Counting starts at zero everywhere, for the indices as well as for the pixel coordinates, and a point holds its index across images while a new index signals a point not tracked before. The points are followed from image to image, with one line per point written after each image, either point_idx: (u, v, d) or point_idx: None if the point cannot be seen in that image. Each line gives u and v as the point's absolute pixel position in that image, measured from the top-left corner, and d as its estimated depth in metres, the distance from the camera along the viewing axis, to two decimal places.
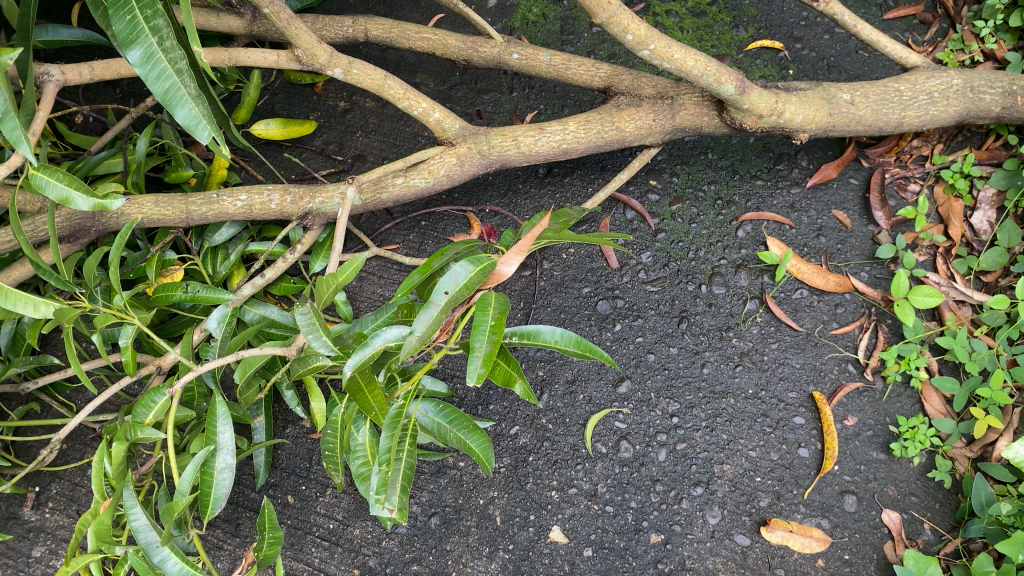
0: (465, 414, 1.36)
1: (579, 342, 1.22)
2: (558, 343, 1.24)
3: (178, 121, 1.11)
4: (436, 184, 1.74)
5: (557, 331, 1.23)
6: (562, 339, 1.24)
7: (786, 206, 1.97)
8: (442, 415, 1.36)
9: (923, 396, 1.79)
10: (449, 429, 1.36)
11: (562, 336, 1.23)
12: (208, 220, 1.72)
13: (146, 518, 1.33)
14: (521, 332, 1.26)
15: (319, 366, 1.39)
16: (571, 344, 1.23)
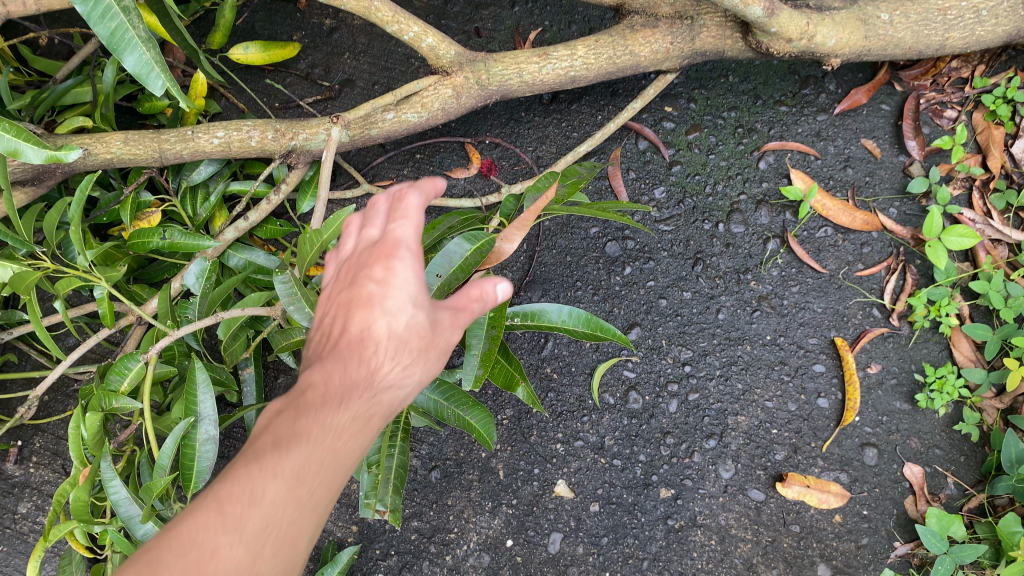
0: (462, 390, 1.28)
1: (589, 322, 1.24)
2: (565, 323, 1.26)
3: (126, 69, 0.98)
4: (431, 118, 1.61)
5: (566, 311, 1.25)
6: (569, 319, 1.26)
7: (812, 134, 1.81)
8: (438, 393, 1.27)
9: (952, 342, 1.68)
10: (447, 407, 1.28)
11: (569, 316, 1.25)
12: (184, 158, 1.57)
13: (127, 492, 1.25)
14: (523, 313, 1.27)
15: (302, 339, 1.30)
16: (580, 323, 1.25)
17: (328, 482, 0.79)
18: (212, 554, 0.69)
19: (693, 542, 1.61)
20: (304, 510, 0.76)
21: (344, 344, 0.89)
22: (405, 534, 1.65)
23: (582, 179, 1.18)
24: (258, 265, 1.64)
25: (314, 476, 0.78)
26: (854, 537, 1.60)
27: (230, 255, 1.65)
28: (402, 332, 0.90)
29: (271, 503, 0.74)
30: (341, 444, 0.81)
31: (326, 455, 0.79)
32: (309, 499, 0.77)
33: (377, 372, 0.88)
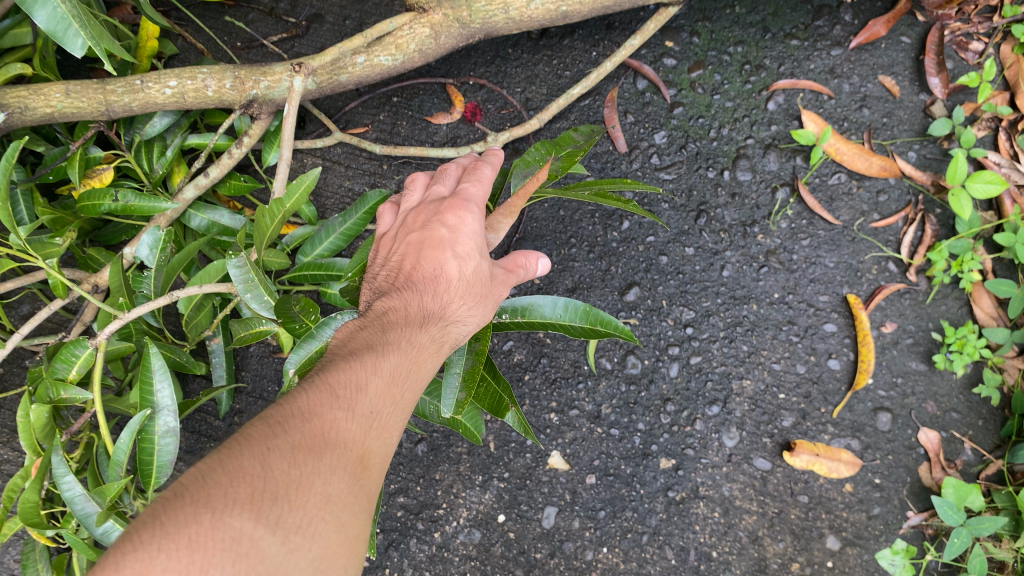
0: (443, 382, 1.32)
1: (587, 315, 1.17)
2: (561, 319, 1.19)
3: (41, 26, 1.01)
4: (407, 60, 1.46)
5: (562, 305, 1.18)
6: (567, 314, 1.18)
7: (826, 71, 1.65)
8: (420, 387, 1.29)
9: (972, 298, 1.57)
10: (427, 403, 1.33)
11: (565, 311, 1.18)
12: (134, 111, 1.42)
13: (82, 488, 1.15)
14: (513, 309, 1.21)
15: (260, 331, 1.31)
16: (579, 317, 1.18)
17: (420, 381, 0.98)
18: (330, 428, 0.84)
19: (695, 515, 1.52)
20: (398, 410, 0.93)
21: (417, 279, 1.07)
22: (391, 510, 1.56)
23: (579, 150, 1.05)
24: (222, 226, 1.51)
25: (409, 379, 0.96)
26: (865, 507, 1.51)
27: (191, 215, 1.51)
28: (472, 277, 1.08)
29: (376, 395, 0.91)
30: (426, 354, 1.00)
31: (411, 368, 0.97)
32: (403, 398, 0.94)
33: (451, 307, 1.06)
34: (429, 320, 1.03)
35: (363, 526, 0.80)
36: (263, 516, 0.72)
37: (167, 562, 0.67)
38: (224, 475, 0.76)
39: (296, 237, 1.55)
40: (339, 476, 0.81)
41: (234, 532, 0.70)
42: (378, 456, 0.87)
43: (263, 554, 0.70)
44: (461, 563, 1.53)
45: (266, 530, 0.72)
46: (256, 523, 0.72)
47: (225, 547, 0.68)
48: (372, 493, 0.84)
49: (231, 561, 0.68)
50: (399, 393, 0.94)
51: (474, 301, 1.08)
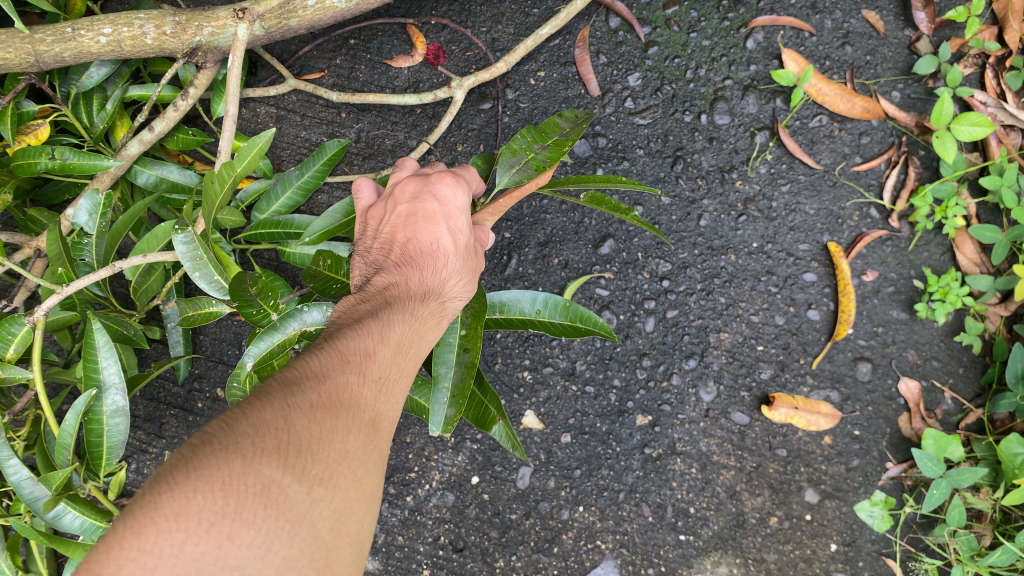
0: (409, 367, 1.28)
1: (567, 311, 1.18)
2: (541, 315, 1.20)
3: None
4: (361, 2, 1.36)
5: (542, 300, 1.19)
6: (545, 309, 1.19)
7: (807, 6, 1.57)
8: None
9: (955, 244, 1.52)
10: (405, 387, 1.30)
11: (545, 307, 1.19)
12: (66, 61, 1.31)
13: (28, 471, 1.08)
14: (490, 305, 1.21)
15: (210, 311, 1.24)
16: (558, 313, 1.19)
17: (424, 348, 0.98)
18: (345, 389, 0.84)
19: (672, 471, 1.49)
20: (402, 377, 0.93)
21: (414, 252, 1.06)
22: None
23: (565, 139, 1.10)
24: (171, 185, 1.42)
25: (414, 347, 0.96)
26: (844, 459, 1.49)
27: (138, 171, 1.42)
28: (465, 248, 1.07)
29: (384, 362, 0.90)
30: (429, 321, 0.99)
31: (414, 337, 0.96)
32: (408, 365, 0.94)
33: (446, 281, 1.05)
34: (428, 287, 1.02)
35: (378, 484, 0.80)
36: (291, 465, 0.72)
37: (203, 503, 0.66)
38: (249, 425, 0.75)
39: (251, 193, 1.46)
40: (355, 439, 0.81)
41: (263, 479, 0.70)
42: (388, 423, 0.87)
43: (291, 502, 0.70)
44: (435, 526, 1.50)
45: (294, 479, 0.72)
46: (284, 472, 0.72)
47: (259, 492, 0.68)
48: (383, 456, 0.85)
49: (263, 507, 0.68)
50: (404, 361, 0.94)
51: (467, 274, 1.08)
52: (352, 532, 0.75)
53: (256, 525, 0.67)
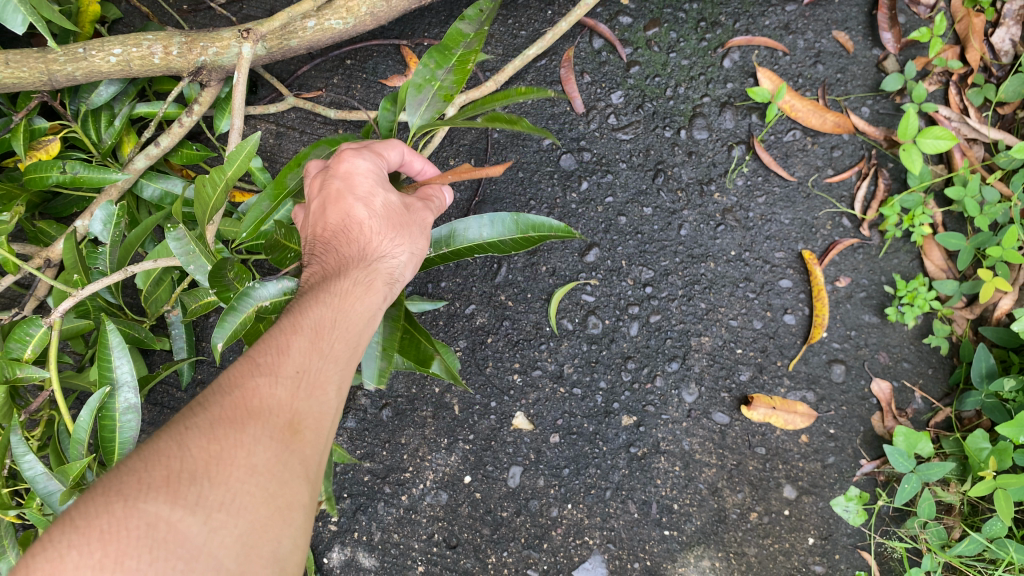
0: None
1: (516, 224, 1.24)
2: (491, 237, 1.24)
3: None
4: (359, 23, 1.43)
5: (489, 220, 1.24)
6: (494, 229, 1.24)
7: (780, 28, 1.66)
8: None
9: (923, 251, 1.60)
10: None
11: (494, 228, 1.24)
12: (78, 80, 1.38)
13: (43, 467, 1.14)
14: (439, 241, 1.26)
15: (213, 304, 1.32)
16: (506, 228, 1.24)
17: (355, 329, 1.00)
18: (252, 395, 0.86)
19: (657, 469, 1.55)
20: (331, 363, 0.95)
21: (330, 234, 1.08)
22: (358, 475, 1.57)
23: (468, 52, 1.26)
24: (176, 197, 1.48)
25: (338, 328, 0.98)
26: (820, 457, 1.55)
27: (144, 185, 1.48)
28: (383, 210, 1.09)
29: (299, 354, 0.92)
30: (353, 299, 1.01)
31: (334, 323, 0.97)
32: (335, 350, 0.96)
33: (370, 246, 1.07)
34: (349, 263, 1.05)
35: (295, 492, 0.82)
36: (180, 497, 0.74)
37: (80, 559, 0.69)
38: (140, 460, 0.77)
39: (252, 205, 1.51)
40: (263, 444, 0.83)
41: (150, 517, 0.72)
42: (311, 419, 0.89)
43: (182, 536, 0.72)
44: (429, 524, 1.55)
45: (186, 512, 0.74)
46: (174, 506, 0.74)
47: (140, 535, 0.70)
48: (307, 454, 0.86)
49: (148, 549, 0.70)
50: (328, 346, 0.95)
51: (393, 232, 1.10)
52: (265, 549, 0.77)
53: (140, 569, 0.69)
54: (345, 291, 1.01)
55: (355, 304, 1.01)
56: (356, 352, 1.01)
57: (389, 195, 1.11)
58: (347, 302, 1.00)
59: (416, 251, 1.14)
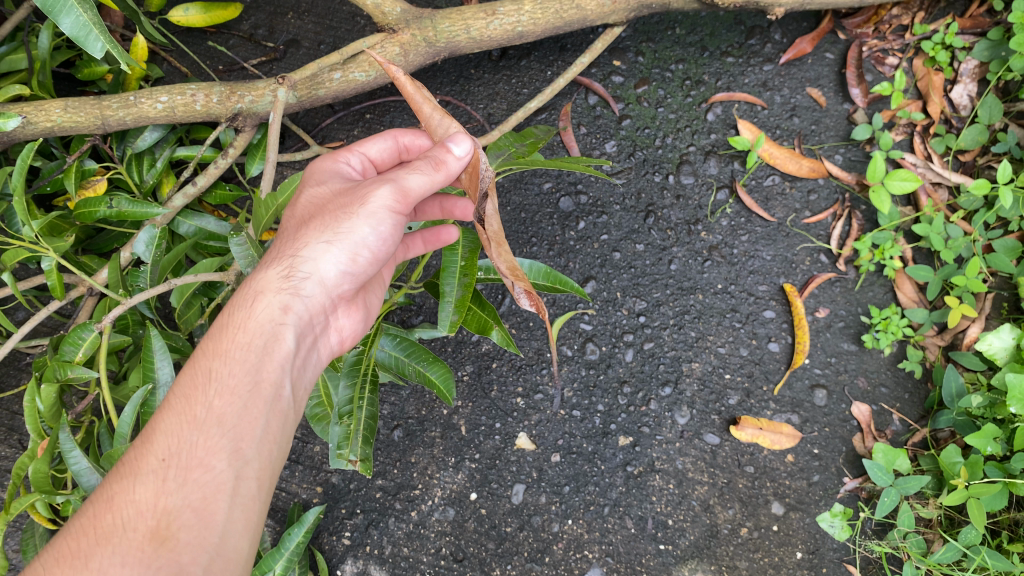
0: (423, 347, 1.44)
1: (549, 276, 1.40)
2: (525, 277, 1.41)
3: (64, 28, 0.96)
4: (379, 76, 1.61)
5: (527, 266, 1.40)
6: (530, 273, 1.41)
7: (758, 85, 1.83)
8: (400, 349, 1.43)
9: (896, 284, 1.73)
10: (407, 363, 1.44)
11: (530, 271, 1.40)
12: (127, 125, 1.54)
13: (88, 462, 1.26)
14: (482, 268, 1.44)
15: None
16: (541, 277, 1.41)
17: (238, 377, 1.06)
18: (101, 518, 0.93)
19: (652, 487, 1.65)
20: (211, 428, 1.01)
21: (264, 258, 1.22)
22: (370, 493, 1.67)
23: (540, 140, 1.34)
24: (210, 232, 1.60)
25: (213, 386, 1.05)
26: (806, 475, 1.65)
27: (180, 222, 1.61)
28: (296, 218, 1.18)
29: (167, 435, 1.01)
30: (228, 346, 1.09)
31: (202, 397, 1.04)
32: (212, 412, 1.03)
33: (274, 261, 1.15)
34: (230, 306, 1.13)
35: None
36: None
37: None
38: None
39: None
40: (114, 566, 0.88)
41: None
42: (175, 509, 0.94)
43: None
44: (437, 538, 1.64)
45: None
46: None
47: None
48: (175, 550, 0.91)
49: None
50: (201, 412, 1.03)
51: (299, 236, 1.15)
52: None
53: None
54: (217, 345, 1.09)
55: (230, 351, 1.08)
56: (249, 407, 1.05)
57: (318, 192, 1.20)
58: (221, 355, 1.08)
59: (338, 234, 1.12)
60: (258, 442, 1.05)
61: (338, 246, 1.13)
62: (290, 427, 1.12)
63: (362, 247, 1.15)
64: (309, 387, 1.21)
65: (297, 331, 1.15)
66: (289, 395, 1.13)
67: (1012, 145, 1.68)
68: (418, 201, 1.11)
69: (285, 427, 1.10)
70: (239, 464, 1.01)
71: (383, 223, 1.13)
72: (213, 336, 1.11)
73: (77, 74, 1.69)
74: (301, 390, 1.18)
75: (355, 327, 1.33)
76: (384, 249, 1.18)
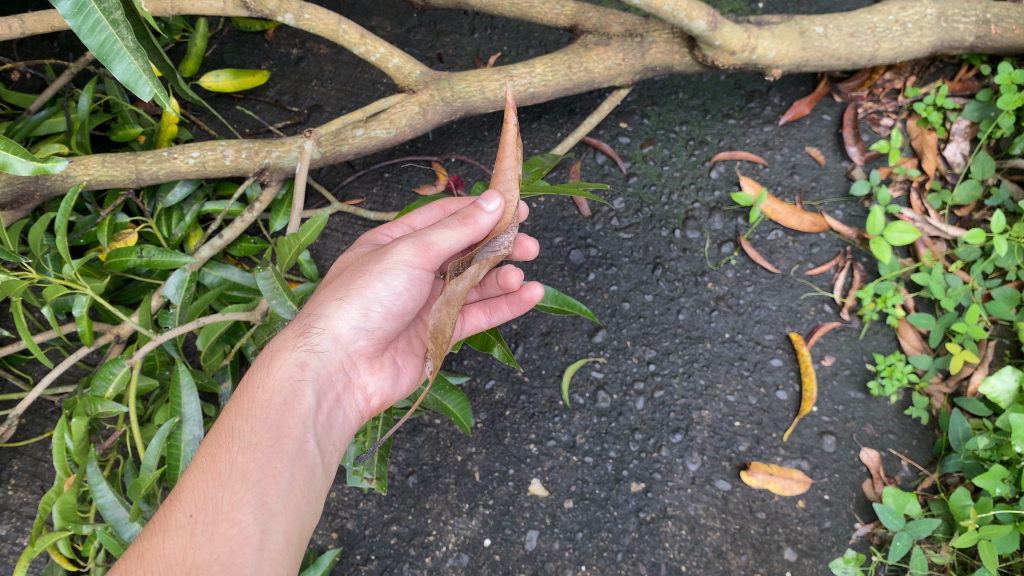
0: (440, 376, 1.50)
1: (557, 299, 1.46)
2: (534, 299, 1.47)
3: (112, 72, 0.88)
4: (399, 134, 1.70)
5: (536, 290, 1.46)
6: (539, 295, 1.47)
7: (759, 144, 1.88)
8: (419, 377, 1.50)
9: (899, 333, 1.75)
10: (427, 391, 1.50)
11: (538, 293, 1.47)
12: (159, 179, 1.63)
13: (113, 495, 1.32)
14: None
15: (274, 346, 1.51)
16: (550, 300, 1.47)
17: (261, 432, 1.08)
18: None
19: (664, 533, 1.69)
20: (235, 483, 1.03)
21: None
22: (385, 538, 1.73)
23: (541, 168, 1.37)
24: (233, 282, 1.63)
25: (236, 443, 1.07)
26: (817, 521, 1.68)
27: (205, 273, 1.63)
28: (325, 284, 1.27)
29: (194, 493, 1.02)
30: (251, 404, 1.12)
31: (228, 455, 1.06)
32: (236, 467, 1.04)
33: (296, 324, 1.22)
34: (253, 369, 1.18)
35: None
36: None
37: None
38: None
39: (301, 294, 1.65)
40: None
41: None
42: (203, 563, 0.94)
43: None
44: None
45: None
46: None
47: None
48: None
49: None
50: (225, 468, 1.04)
51: (320, 301, 1.23)
52: None
53: None
54: (239, 405, 1.13)
55: (253, 408, 1.11)
56: (273, 463, 1.06)
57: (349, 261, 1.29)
58: (242, 413, 1.11)
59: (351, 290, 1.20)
60: (284, 496, 1.05)
61: (352, 302, 1.19)
62: (317, 483, 1.12)
63: (375, 302, 1.20)
64: (339, 449, 1.22)
65: (317, 388, 1.18)
66: (315, 451, 1.14)
67: (1005, 199, 1.73)
68: (438, 257, 1.16)
69: (311, 483, 1.10)
70: (265, 518, 1.01)
71: (400, 278, 1.18)
72: (237, 399, 1.15)
73: (112, 135, 1.77)
74: (329, 448, 1.19)
75: (382, 388, 1.32)
76: (400, 305, 1.23)
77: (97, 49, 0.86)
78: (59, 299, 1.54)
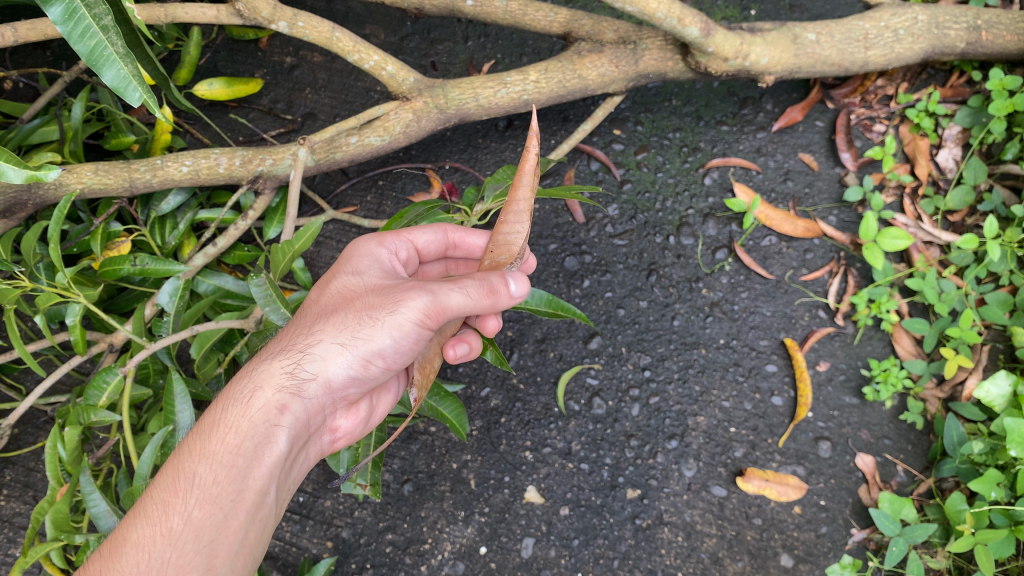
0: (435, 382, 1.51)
1: (550, 302, 1.45)
2: (529, 303, 1.45)
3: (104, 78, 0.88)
4: (393, 141, 1.70)
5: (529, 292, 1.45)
6: (533, 299, 1.45)
7: (752, 150, 1.89)
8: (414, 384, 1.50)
9: (893, 338, 1.75)
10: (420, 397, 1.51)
11: (533, 297, 1.45)
12: (153, 187, 1.63)
13: (105, 506, 1.32)
14: None
15: None
16: (543, 303, 1.46)
17: (222, 483, 1.07)
18: None
19: (661, 539, 1.69)
20: (185, 544, 1.02)
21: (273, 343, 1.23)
22: (381, 547, 1.72)
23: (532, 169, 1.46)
24: (227, 290, 1.62)
25: (194, 495, 1.06)
26: (813, 526, 1.68)
27: (198, 281, 1.63)
28: (327, 304, 1.19)
29: (139, 543, 1.02)
30: (217, 448, 1.10)
31: (185, 505, 1.05)
32: (188, 523, 1.03)
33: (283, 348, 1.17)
34: (226, 399, 1.15)
35: None
36: None
37: None
38: None
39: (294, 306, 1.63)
40: None
41: None
42: None
43: None
44: None
45: None
46: None
47: None
48: None
49: None
50: (177, 523, 1.03)
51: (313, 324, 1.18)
52: None
53: None
54: (207, 445, 1.10)
55: (219, 453, 1.09)
56: (227, 519, 1.06)
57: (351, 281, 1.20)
58: (206, 456, 1.09)
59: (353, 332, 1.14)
60: (230, 557, 1.07)
61: (354, 348, 1.15)
62: (267, 531, 1.14)
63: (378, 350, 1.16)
64: (292, 482, 1.22)
65: (293, 433, 1.16)
66: (273, 500, 1.14)
67: (997, 205, 1.73)
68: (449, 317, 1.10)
69: (261, 533, 1.12)
70: None
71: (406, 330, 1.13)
72: (202, 430, 1.12)
73: (105, 143, 1.77)
74: (285, 490, 1.19)
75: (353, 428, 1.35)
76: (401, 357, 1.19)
77: (87, 56, 0.86)
78: (51, 308, 1.54)
